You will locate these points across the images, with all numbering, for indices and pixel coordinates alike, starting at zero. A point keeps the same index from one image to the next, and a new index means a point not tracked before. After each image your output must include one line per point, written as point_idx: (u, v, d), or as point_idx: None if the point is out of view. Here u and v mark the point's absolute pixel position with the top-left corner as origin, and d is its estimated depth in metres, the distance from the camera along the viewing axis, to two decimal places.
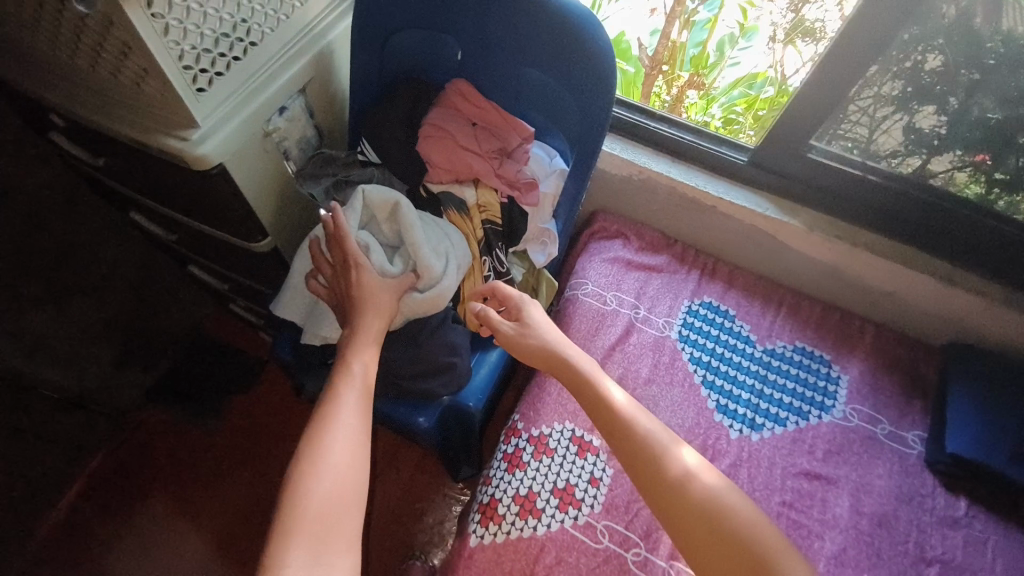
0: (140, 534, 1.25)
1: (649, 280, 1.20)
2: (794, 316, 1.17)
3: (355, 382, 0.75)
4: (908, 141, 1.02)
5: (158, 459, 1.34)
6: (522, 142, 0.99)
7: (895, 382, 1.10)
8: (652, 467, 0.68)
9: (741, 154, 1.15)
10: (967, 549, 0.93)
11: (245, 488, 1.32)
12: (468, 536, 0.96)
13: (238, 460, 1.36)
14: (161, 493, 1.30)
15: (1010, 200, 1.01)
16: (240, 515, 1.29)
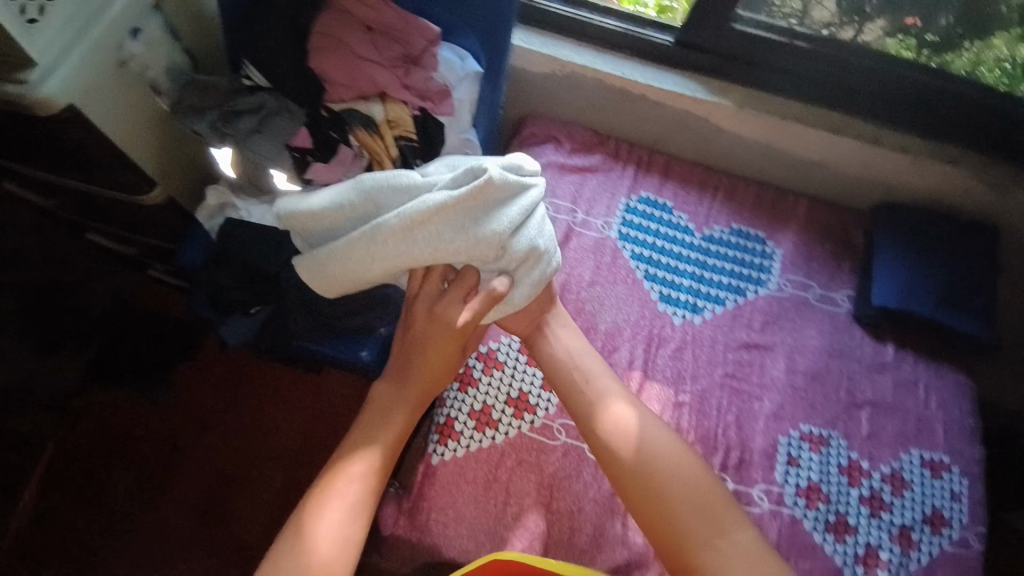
0: (114, 511, 1.25)
1: (585, 182, 1.17)
2: (730, 200, 1.17)
3: (377, 451, 0.69)
4: (840, 11, 1.00)
5: (116, 437, 1.31)
6: (428, 47, 0.92)
7: (826, 249, 1.13)
8: (638, 448, 0.71)
9: (667, 34, 1.08)
10: (897, 389, 1.03)
11: (214, 450, 1.32)
12: (429, 456, 0.99)
13: (201, 424, 1.34)
14: (125, 469, 1.28)
15: (941, 61, 1.02)
16: (215, 475, 1.30)
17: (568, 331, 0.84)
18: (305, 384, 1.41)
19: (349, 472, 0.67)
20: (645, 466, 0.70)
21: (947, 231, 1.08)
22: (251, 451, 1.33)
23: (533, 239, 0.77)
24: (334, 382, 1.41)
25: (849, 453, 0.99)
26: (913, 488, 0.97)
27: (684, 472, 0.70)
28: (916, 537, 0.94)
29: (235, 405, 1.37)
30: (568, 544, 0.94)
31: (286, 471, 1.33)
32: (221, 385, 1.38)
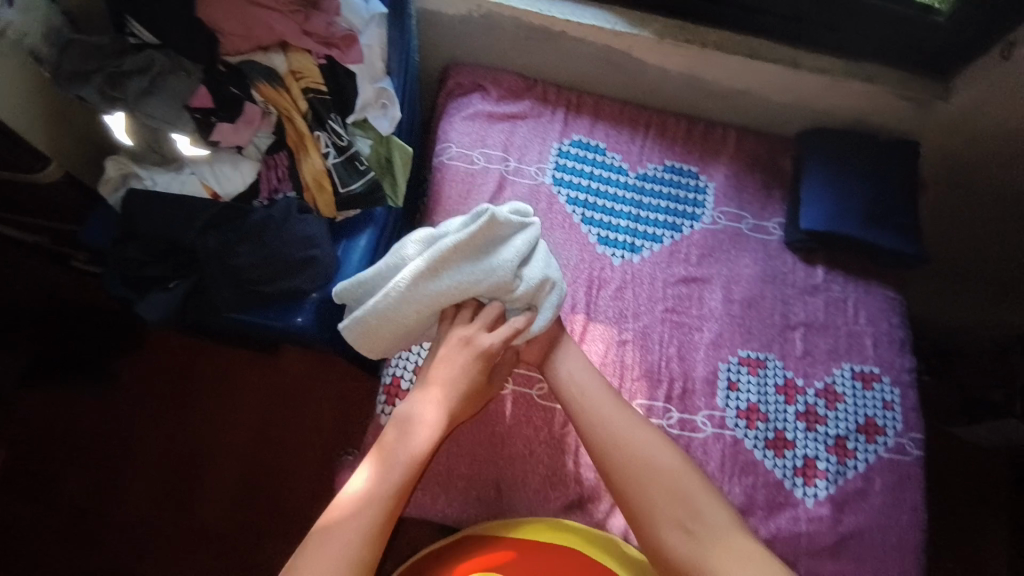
0: (68, 503, 1.24)
1: (515, 129, 1.14)
2: (661, 136, 1.17)
3: (396, 478, 0.77)
4: None
5: (62, 435, 1.28)
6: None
7: (757, 179, 1.15)
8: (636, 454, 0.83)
9: None
10: (828, 309, 1.07)
11: (167, 437, 1.30)
12: (378, 416, 0.99)
13: (150, 414, 1.31)
14: (75, 461, 1.27)
15: None
16: (170, 461, 1.29)
17: (572, 353, 0.93)
18: (257, 365, 1.38)
19: (374, 498, 0.75)
20: (639, 471, 0.82)
21: (870, 151, 1.10)
22: (204, 434, 1.31)
23: (543, 270, 0.88)
24: (286, 360, 1.39)
25: (784, 372, 1.03)
26: (846, 400, 1.01)
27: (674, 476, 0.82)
28: (850, 446, 0.99)
29: (185, 390, 1.34)
30: (522, 487, 0.96)
31: (242, 452, 1.31)
32: (167, 370, 1.34)
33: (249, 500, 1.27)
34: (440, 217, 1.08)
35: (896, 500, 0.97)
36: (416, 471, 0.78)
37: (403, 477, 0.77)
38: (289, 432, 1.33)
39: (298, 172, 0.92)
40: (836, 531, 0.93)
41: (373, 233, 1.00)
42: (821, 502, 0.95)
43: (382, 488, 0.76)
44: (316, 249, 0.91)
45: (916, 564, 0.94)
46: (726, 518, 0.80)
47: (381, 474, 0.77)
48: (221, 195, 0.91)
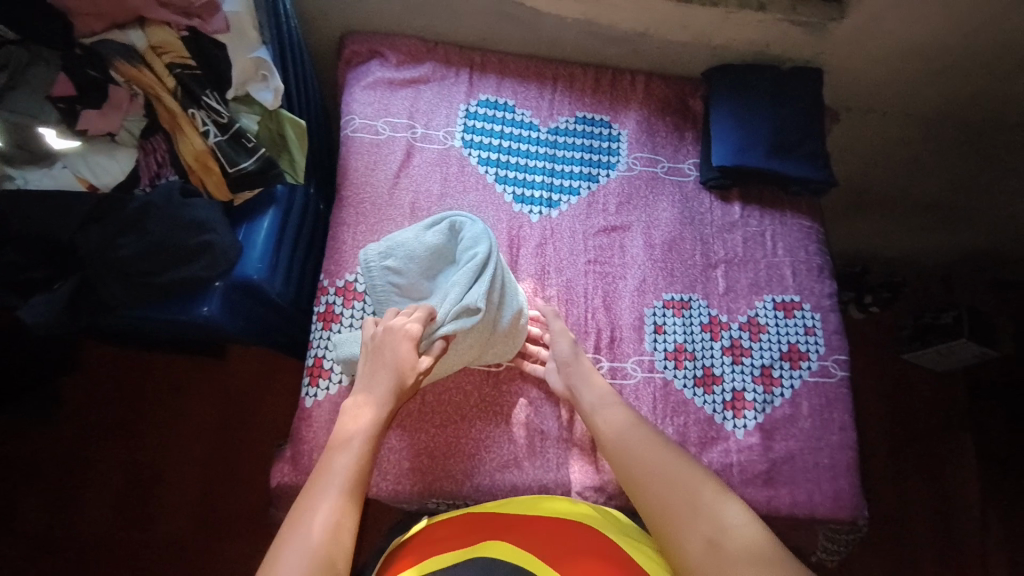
0: (22, 528, 1.24)
1: (419, 94, 1.11)
2: (569, 88, 1.16)
3: (346, 475, 0.75)
4: None
5: (13, 459, 1.28)
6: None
7: (668, 122, 1.16)
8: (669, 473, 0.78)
9: None
10: (747, 244, 1.09)
11: (119, 452, 1.31)
12: (303, 399, 0.95)
13: (97, 429, 1.32)
14: (26, 487, 1.27)
15: None
16: (124, 474, 1.29)
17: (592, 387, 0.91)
18: (206, 372, 1.38)
19: (326, 499, 0.72)
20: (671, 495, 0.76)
21: (773, 83, 1.11)
22: (159, 438, 1.33)
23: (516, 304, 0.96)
24: (240, 362, 1.40)
25: (709, 310, 1.04)
26: (769, 330, 1.03)
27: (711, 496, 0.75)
28: (776, 374, 1.00)
29: (135, 399, 1.35)
30: (455, 454, 0.94)
31: (196, 456, 1.32)
32: (114, 385, 1.35)
33: (209, 501, 1.29)
34: (348, 192, 1.04)
35: (825, 422, 0.98)
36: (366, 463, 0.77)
37: (350, 471, 0.75)
38: (243, 430, 1.35)
39: (181, 155, 0.89)
40: (767, 458, 0.95)
41: (276, 214, 0.96)
42: (751, 432, 0.97)
43: (335, 486, 0.73)
44: (211, 234, 0.87)
45: (849, 481, 0.95)
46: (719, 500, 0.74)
47: (329, 477, 0.74)
48: (98, 187, 0.86)
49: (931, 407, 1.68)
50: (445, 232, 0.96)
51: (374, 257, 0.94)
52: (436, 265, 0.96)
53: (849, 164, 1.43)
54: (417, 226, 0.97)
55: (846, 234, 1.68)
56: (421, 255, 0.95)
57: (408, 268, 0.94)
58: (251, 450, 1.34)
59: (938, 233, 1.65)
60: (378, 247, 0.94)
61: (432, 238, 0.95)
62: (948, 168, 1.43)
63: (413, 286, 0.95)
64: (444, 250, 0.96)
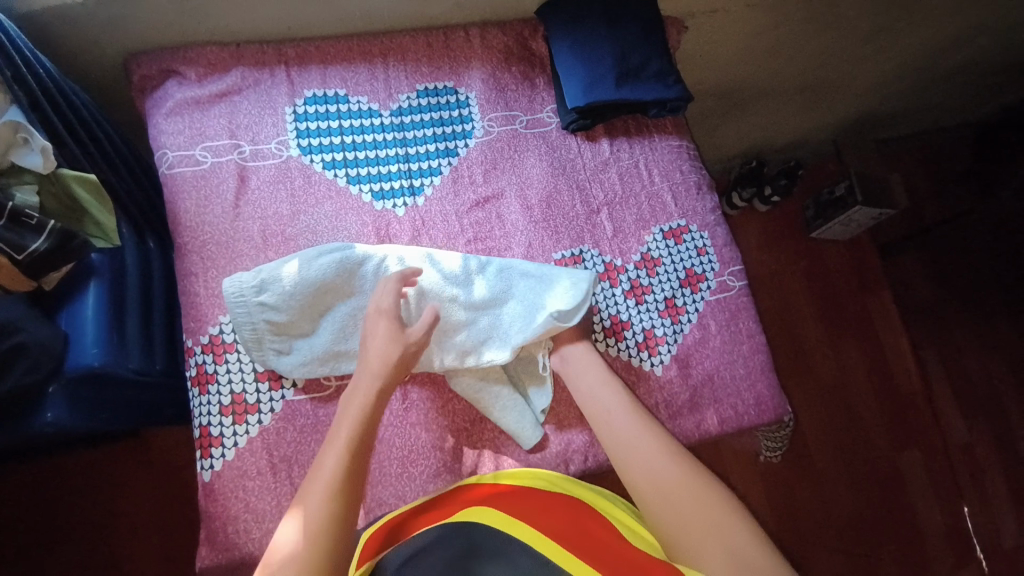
0: None
1: (236, 108, 0.98)
2: (402, 60, 1.06)
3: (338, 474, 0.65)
4: None
5: None
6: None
7: (516, 73, 1.09)
8: (695, 486, 0.71)
9: None
10: (624, 179, 1.06)
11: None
12: (199, 475, 0.85)
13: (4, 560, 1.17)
14: None
15: None
16: None
17: (587, 370, 0.88)
18: (111, 463, 1.25)
19: (316, 510, 0.63)
20: (694, 509, 0.69)
21: (607, 7, 1.05)
22: (83, 547, 1.20)
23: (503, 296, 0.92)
24: (151, 441, 1.27)
25: (602, 258, 1.01)
26: (664, 261, 1.02)
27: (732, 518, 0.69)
28: (680, 303, 1.00)
29: (44, 514, 1.20)
30: (381, 478, 0.86)
31: (130, 553, 1.21)
32: (14, 507, 1.19)
33: None
34: (182, 238, 0.91)
35: (733, 334, 0.99)
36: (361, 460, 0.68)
37: (342, 469, 0.66)
38: (175, 508, 1.24)
39: None
40: (689, 386, 0.95)
41: (101, 286, 0.84)
42: (668, 366, 0.96)
43: (325, 497, 0.64)
44: (22, 334, 0.75)
45: (767, 383, 0.98)
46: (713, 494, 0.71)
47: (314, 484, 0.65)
48: None
49: (847, 277, 1.77)
50: (340, 264, 0.87)
51: (247, 290, 0.84)
52: (325, 300, 0.88)
53: (712, 67, 1.41)
54: (305, 256, 0.87)
55: (733, 134, 1.68)
56: (303, 291, 0.86)
57: (287, 304, 0.85)
58: (189, 526, 1.23)
59: (813, 111, 1.68)
60: (254, 279, 0.85)
61: (321, 267, 0.86)
62: (805, 49, 1.43)
63: (294, 324, 0.87)
64: (335, 285, 0.87)
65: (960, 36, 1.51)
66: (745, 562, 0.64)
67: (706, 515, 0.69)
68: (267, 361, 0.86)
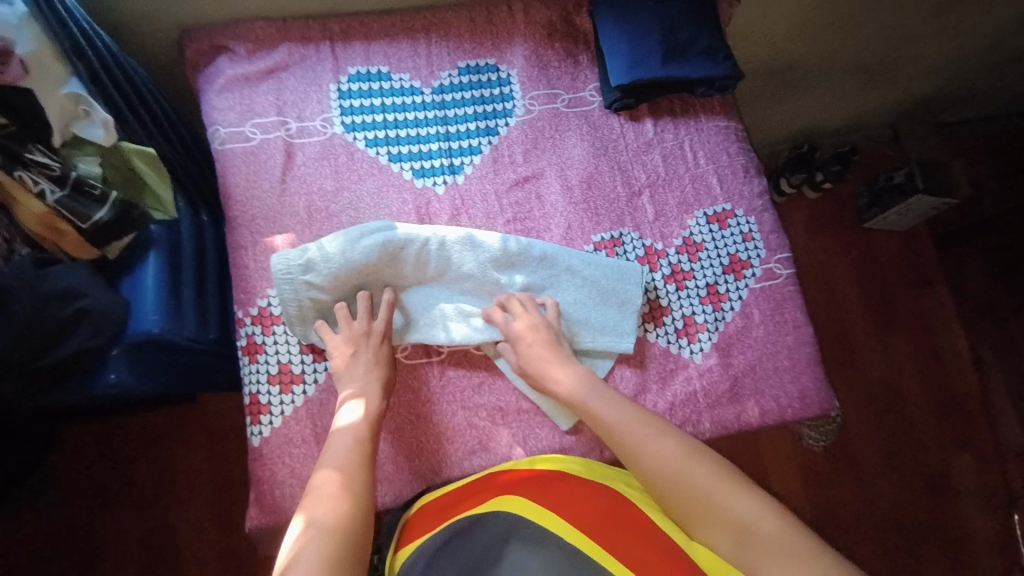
0: None
1: (283, 85, 1.00)
2: (444, 36, 1.05)
3: (348, 461, 0.72)
4: None
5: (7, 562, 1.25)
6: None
7: (559, 49, 1.07)
8: (715, 487, 0.68)
9: None
10: (668, 161, 1.03)
11: (107, 525, 1.27)
12: (249, 440, 0.89)
13: (77, 508, 1.27)
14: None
15: None
16: (120, 544, 1.27)
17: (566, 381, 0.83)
18: (170, 424, 1.33)
19: (346, 469, 0.71)
20: (714, 502, 0.67)
21: None
22: (145, 500, 1.29)
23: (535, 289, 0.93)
24: (204, 406, 1.34)
25: (642, 242, 0.99)
26: (707, 247, 0.99)
27: (756, 512, 0.65)
28: (723, 290, 0.97)
29: (110, 467, 1.29)
30: (417, 452, 0.89)
31: (187, 508, 1.29)
32: (84, 460, 1.29)
33: (215, 545, 1.28)
34: (233, 212, 0.94)
35: (779, 324, 0.96)
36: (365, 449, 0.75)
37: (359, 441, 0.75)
38: (225, 469, 1.32)
39: (22, 224, 0.79)
40: (729, 375, 0.93)
41: (159, 257, 0.89)
42: (708, 354, 0.94)
43: (352, 460, 0.72)
44: (85, 299, 0.80)
45: (813, 376, 0.95)
46: (706, 468, 0.70)
47: (324, 470, 0.71)
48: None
49: (900, 268, 1.68)
50: (382, 247, 0.88)
51: (295, 269, 0.86)
52: (365, 279, 0.90)
53: (765, 43, 1.34)
54: (349, 236, 0.88)
55: (783, 115, 1.61)
56: (346, 273, 0.87)
57: (331, 285, 0.87)
58: (238, 485, 1.31)
59: (872, 91, 1.58)
60: (301, 259, 0.87)
61: (363, 251, 0.87)
62: (867, 25, 1.34)
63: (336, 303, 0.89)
64: (377, 267, 0.89)
65: None
66: (769, 548, 0.63)
67: (699, 489, 0.69)
68: (310, 337, 0.89)
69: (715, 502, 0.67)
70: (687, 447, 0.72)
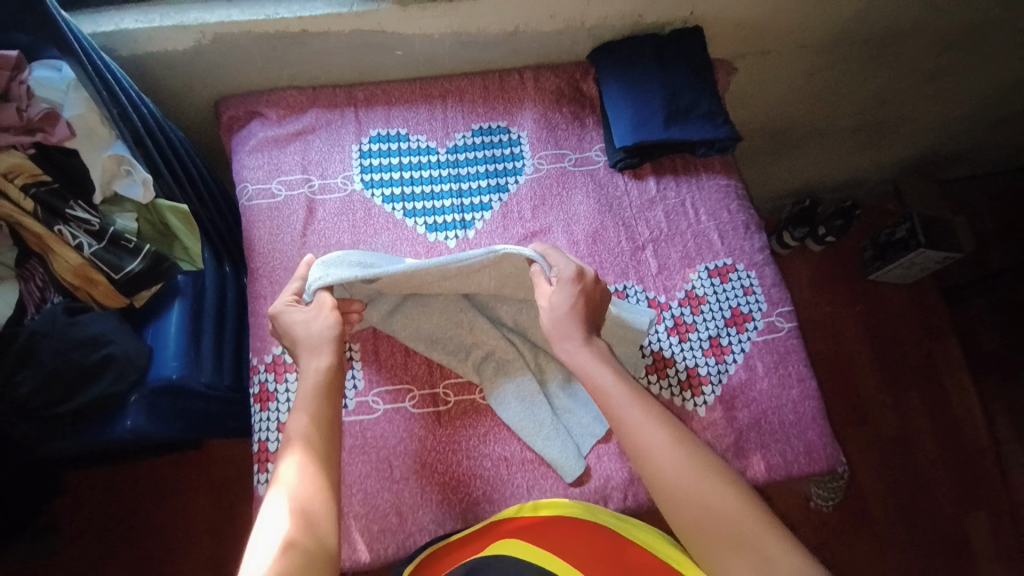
0: None
1: (308, 145, 1.07)
2: (459, 101, 1.13)
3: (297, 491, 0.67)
4: None
5: None
6: (11, 75, 0.76)
7: (566, 113, 1.14)
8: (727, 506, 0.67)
9: None
10: (670, 217, 1.07)
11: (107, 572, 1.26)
12: (255, 488, 0.90)
13: (79, 552, 1.27)
14: None
15: None
16: None
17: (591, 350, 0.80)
18: (177, 468, 1.33)
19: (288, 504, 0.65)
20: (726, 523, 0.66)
21: (656, 52, 1.09)
22: (147, 547, 1.28)
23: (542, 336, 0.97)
24: (212, 450, 1.35)
25: (646, 294, 1.01)
26: (709, 300, 1.01)
27: (765, 540, 0.64)
28: (725, 342, 0.99)
29: (115, 511, 1.29)
30: (421, 503, 0.88)
31: (187, 556, 1.28)
32: (90, 503, 1.30)
33: None
34: (256, 263, 0.99)
35: (782, 377, 0.97)
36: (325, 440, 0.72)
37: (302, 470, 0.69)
38: (228, 516, 1.31)
39: (58, 274, 0.85)
40: (734, 429, 0.93)
41: (183, 305, 0.93)
42: (712, 407, 0.95)
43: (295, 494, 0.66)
44: (111, 346, 0.84)
45: (819, 432, 0.94)
46: (725, 484, 0.68)
47: (282, 478, 0.68)
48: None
49: (906, 319, 1.68)
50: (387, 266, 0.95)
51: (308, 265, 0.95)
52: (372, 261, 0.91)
53: (763, 106, 1.41)
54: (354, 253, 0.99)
55: (784, 171, 1.66)
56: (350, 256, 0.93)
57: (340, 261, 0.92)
58: (240, 533, 1.30)
59: (870, 148, 1.64)
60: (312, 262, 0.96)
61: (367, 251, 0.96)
62: (860, 90, 1.41)
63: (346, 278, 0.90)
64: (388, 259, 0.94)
65: None
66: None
67: (712, 507, 0.67)
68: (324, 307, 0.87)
69: (729, 522, 0.66)
70: (704, 457, 0.70)
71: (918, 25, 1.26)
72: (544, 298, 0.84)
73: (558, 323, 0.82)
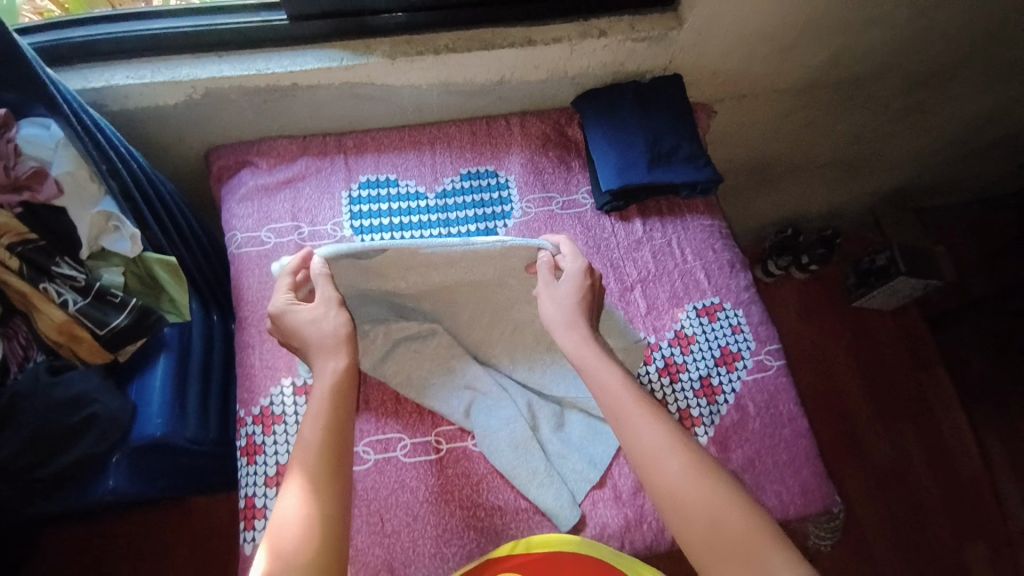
0: None
1: (298, 193, 1.08)
2: (448, 147, 1.15)
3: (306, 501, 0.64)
4: None
5: None
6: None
7: (553, 157, 1.16)
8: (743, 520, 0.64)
9: (281, 14, 1.01)
10: (657, 258, 1.09)
11: None
12: (241, 547, 0.87)
13: None
14: None
15: None
16: None
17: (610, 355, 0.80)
18: (160, 522, 1.29)
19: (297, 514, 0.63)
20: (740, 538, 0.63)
21: (638, 98, 1.13)
22: None
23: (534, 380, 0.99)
24: (197, 502, 1.31)
25: None
26: (698, 339, 1.02)
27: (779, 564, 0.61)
28: (716, 382, 0.99)
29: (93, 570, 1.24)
30: (414, 558, 0.86)
31: None
32: (67, 562, 1.24)
33: None
34: (244, 312, 0.99)
35: (774, 416, 0.97)
36: (334, 449, 0.68)
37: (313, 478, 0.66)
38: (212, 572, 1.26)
39: (42, 332, 0.83)
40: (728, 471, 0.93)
41: (169, 359, 0.92)
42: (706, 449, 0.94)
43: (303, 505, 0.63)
44: (95, 405, 0.82)
45: (813, 471, 0.94)
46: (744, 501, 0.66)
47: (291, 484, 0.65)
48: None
49: (892, 348, 1.70)
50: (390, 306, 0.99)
51: None
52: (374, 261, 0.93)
53: (742, 145, 1.46)
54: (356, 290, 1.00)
55: (765, 203, 1.71)
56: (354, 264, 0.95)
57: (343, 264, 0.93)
58: None
59: (847, 182, 1.69)
60: None
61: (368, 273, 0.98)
62: (834, 128, 1.46)
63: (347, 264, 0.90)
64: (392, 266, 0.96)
65: (992, 110, 1.53)
66: None
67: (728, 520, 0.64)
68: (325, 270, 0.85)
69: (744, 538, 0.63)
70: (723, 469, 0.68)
71: (885, 68, 1.32)
72: (551, 287, 0.87)
73: (565, 316, 0.84)
